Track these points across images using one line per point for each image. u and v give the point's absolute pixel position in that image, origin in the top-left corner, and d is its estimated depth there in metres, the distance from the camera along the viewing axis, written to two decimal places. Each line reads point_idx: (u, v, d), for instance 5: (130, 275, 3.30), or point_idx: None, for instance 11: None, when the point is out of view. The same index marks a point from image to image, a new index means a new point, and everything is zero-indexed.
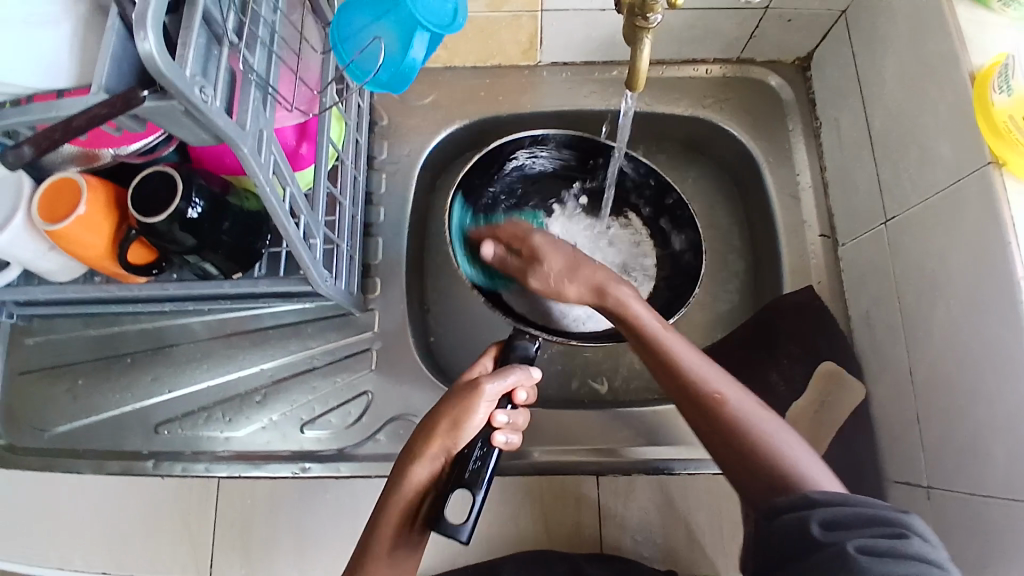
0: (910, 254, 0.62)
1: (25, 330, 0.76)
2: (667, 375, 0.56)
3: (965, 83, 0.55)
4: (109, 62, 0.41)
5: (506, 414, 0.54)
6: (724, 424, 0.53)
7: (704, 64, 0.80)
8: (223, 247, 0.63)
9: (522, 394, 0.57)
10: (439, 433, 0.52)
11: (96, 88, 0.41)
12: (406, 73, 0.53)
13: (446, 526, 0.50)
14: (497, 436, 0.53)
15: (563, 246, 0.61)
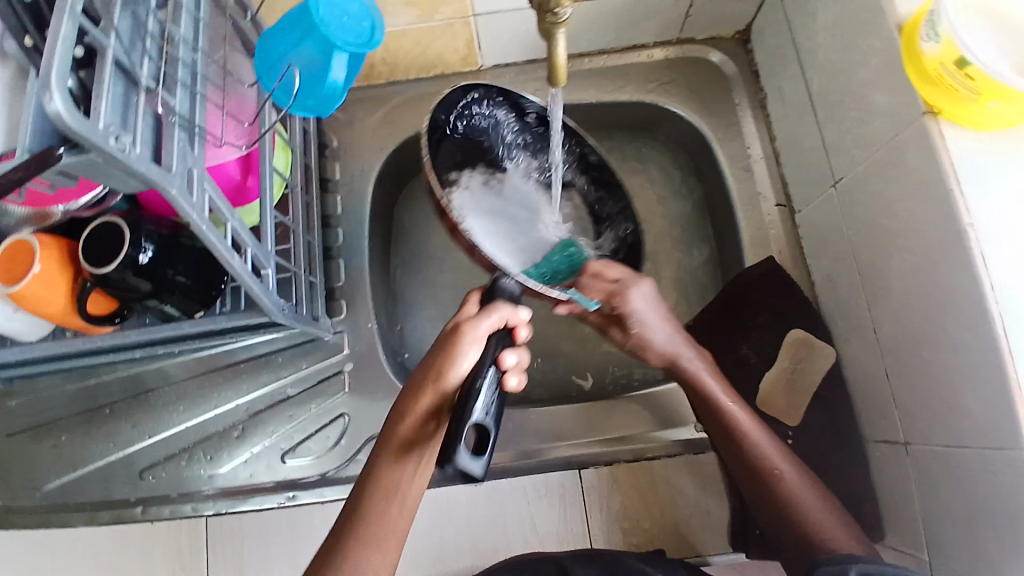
0: (862, 213, 0.62)
1: (6, 393, 0.75)
2: (734, 446, 0.61)
3: (894, 36, 0.55)
4: (31, 123, 0.42)
5: (516, 355, 0.51)
6: (785, 499, 0.57)
7: (648, 48, 0.80)
8: (180, 288, 0.64)
9: (521, 331, 0.54)
10: (427, 384, 0.52)
11: (20, 151, 0.42)
12: (331, 95, 0.53)
13: (460, 457, 0.43)
14: (510, 376, 0.50)
15: (660, 313, 0.65)
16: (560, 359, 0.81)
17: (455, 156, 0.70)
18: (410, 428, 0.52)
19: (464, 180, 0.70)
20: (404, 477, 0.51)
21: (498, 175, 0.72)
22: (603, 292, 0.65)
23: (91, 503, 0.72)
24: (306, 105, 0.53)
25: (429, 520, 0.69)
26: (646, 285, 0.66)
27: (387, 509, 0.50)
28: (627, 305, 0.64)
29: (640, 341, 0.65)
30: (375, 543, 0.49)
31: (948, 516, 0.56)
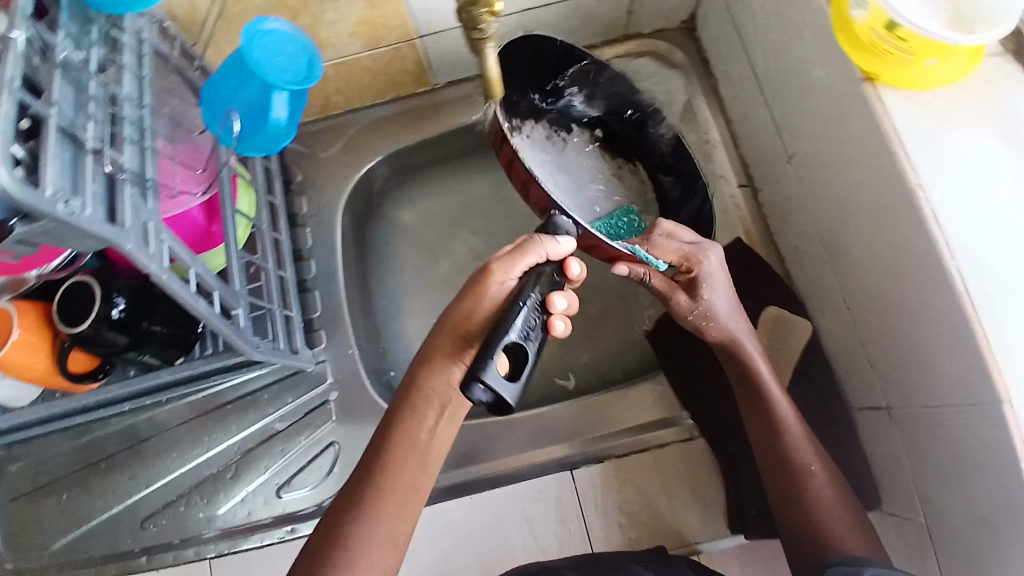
0: (818, 186, 0.62)
1: (5, 460, 0.76)
2: (770, 437, 0.57)
3: (824, 8, 0.56)
4: None
5: (565, 298, 0.48)
6: (807, 497, 0.55)
7: (595, 49, 0.80)
8: (157, 339, 0.64)
9: (574, 266, 0.52)
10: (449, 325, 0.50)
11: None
12: (277, 134, 0.55)
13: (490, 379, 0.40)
14: (558, 322, 0.47)
15: (727, 282, 0.59)
16: (546, 363, 0.82)
17: (520, 105, 0.72)
18: (434, 365, 0.51)
19: (526, 129, 0.73)
20: (427, 421, 0.51)
21: (562, 134, 0.75)
22: (676, 252, 0.59)
23: (97, 558, 0.73)
24: (250, 145, 0.54)
25: (428, 539, 0.69)
26: (718, 252, 0.59)
27: (409, 453, 0.50)
28: (700, 267, 0.58)
29: (710, 310, 0.58)
30: (396, 493, 0.50)
31: (939, 477, 0.55)
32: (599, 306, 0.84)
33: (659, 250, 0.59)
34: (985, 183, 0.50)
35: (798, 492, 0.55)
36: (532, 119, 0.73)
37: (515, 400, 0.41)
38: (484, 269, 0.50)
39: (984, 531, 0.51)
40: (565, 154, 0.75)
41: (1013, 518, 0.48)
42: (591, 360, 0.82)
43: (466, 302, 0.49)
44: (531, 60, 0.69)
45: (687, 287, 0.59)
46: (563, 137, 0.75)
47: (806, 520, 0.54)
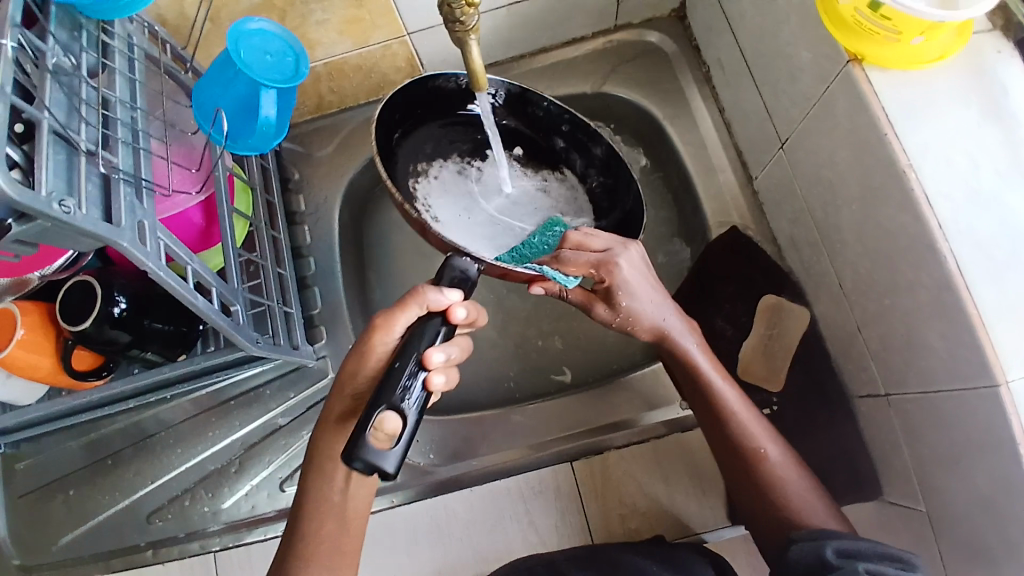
0: (809, 169, 0.62)
1: (16, 457, 0.79)
2: (719, 427, 0.57)
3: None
4: None
5: (442, 352, 0.48)
6: (764, 481, 0.55)
7: (585, 41, 0.81)
8: (158, 337, 0.66)
9: (457, 313, 0.50)
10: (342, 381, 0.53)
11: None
12: (266, 130, 0.56)
13: (366, 454, 0.43)
14: (434, 378, 0.47)
15: (646, 277, 0.57)
16: (544, 358, 0.82)
17: (423, 147, 0.70)
18: (335, 424, 0.53)
19: (434, 170, 0.70)
20: (337, 484, 0.53)
21: (476, 163, 0.72)
22: (587, 263, 0.55)
23: (105, 552, 0.75)
24: (238, 143, 0.55)
25: (427, 534, 0.70)
26: (629, 248, 0.57)
27: (328, 517, 0.52)
28: (614, 274, 0.55)
29: (631, 313, 0.57)
30: (325, 553, 0.52)
31: (939, 462, 0.54)
32: None
33: (568, 267, 0.56)
34: (973, 159, 0.49)
35: (757, 477, 0.55)
36: (439, 159, 0.70)
37: (395, 467, 0.44)
38: (369, 326, 0.52)
39: (985, 514, 0.50)
40: (481, 182, 0.71)
41: (1013, 498, 0.47)
42: (589, 353, 0.82)
43: (355, 359, 0.52)
44: (416, 106, 0.68)
45: (607, 296, 0.57)
46: (475, 167, 0.72)
47: (768, 503, 0.54)
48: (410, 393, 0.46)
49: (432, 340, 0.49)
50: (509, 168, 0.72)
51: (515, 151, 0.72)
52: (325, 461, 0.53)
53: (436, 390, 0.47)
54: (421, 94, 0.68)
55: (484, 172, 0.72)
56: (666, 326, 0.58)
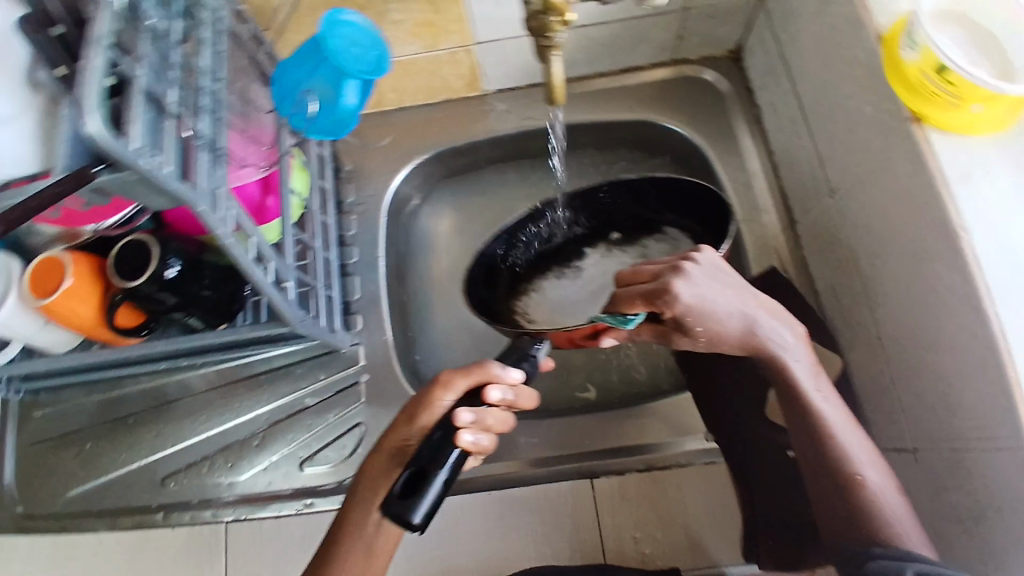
0: (859, 221, 0.64)
1: (33, 405, 0.82)
2: (815, 447, 0.56)
3: (874, 46, 0.58)
4: (65, 144, 0.47)
5: (470, 413, 0.51)
6: (858, 504, 0.53)
7: (643, 70, 0.83)
8: (205, 304, 0.67)
9: (495, 392, 0.53)
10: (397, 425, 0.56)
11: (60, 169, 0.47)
12: (344, 118, 0.57)
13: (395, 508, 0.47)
14: (460, 436, 0.49)
15: (721, 296, 0.54)
16: (568, 374, 0.83)
17: (524, 268, 0.77)
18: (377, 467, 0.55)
19: (540, 284, 0.76)
20: (372, 516, 0.53)
21: (573, 265, 0.77)
22: (643, 296, 0.54)
23: (113, 509, 0.76)
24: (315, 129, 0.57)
25: (439, 531, 0.70)
26: (689, 268, 0.55)
27: (356, 547, 0.52)
28: (673, 303, 0.53)
29: (712, 334, 0.55)
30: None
31: (958, 520, 0.55)
32: None
33: (622, 305, 0.55)
34: None
35: (840, 501, 0.54)
36: (541, 275, 0.77)
37: (420, 520, 0.47)
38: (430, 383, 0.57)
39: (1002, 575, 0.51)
40: (589, 278, 0.76)
41: None
42: (613, 375, 0.82)
43: (409, 410, 0.56)
44: (507, 245, 0.74)
45: (676, 324, 0.55)
46: (575, 266, 0.77)
47: (850, 527, 0.53)
48: (440, 456, 0.49)
49: (470, 406, 0.52)
50: (607, 256, 0.77)
51: (611, 237, 0.77)
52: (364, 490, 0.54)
53: (469, 451, 0.50)
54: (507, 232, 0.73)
55: (586, 266, 0.77)
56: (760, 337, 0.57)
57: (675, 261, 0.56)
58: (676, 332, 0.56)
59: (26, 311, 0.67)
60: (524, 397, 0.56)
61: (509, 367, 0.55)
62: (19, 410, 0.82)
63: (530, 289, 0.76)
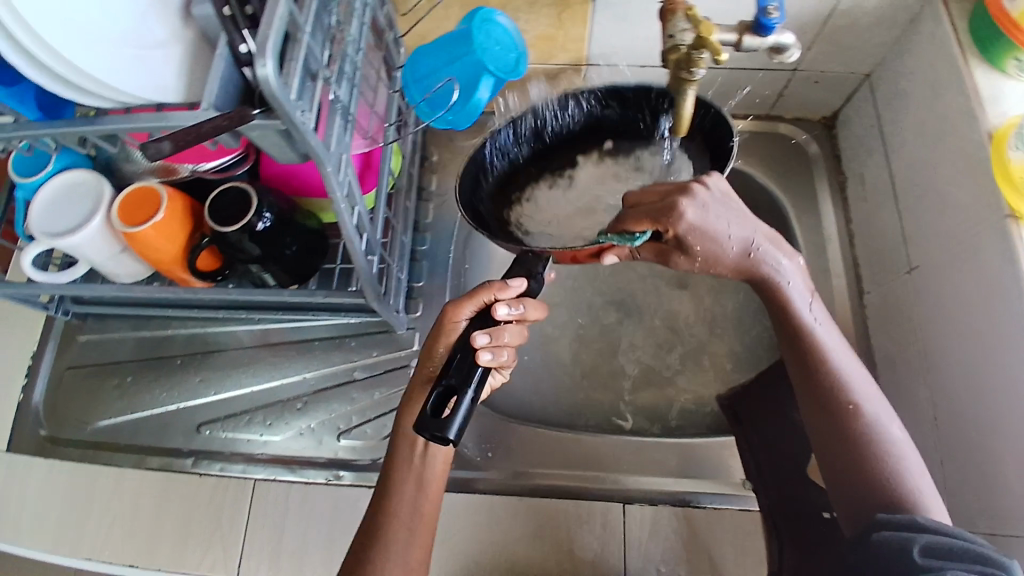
0: (934, 300, 0.66)
1: (77, 329, 0.82)
2: (815, 386, 0.57)
3: (982, 140, 0.60)
4: (217, 83, 0.46)
5: (485, 334, 0.52)
6: (858, 446, 0.54)
7: (734, 118, 0.85)
8: (284, 260, 0.69)
9: (501, 308, 0.54)
10: (428, 348, 0.58)
11: (205, 105, 0.45)
12: (472, 110, 0.59)
13: (430, 426, 0.48)
14: (480, 357, 0.51)
15: (725, 219, 0.53)
16: (609, 396, 0.83)
17: (513, 175, 0.69)
18: (418, 390, 0.58)
19: (527, 193, 0.69)
20: (420, 446, 0.56)
21: (566, 173, 0.70)
22: (648, 216, 0.52)
23: (146, 448, 0.76)
24: (447, 118, 0.59)
25: (465, 527, 0.70)
26: (699, 191, 0.52)
27: (408, 478, 0.56)
28: (677, 222, 0.51)
29: (712, 255, 0.54)
30: (404, 516, 0.55)
31: None
32: (675, 353, 0.85)
33: (628, 224, 0.53)
34: None
35: (847, 466, 0.54)
36: (533, 184, 0.69)
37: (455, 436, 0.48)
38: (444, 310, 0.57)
39: None
40: (581, 187, 0.69)
41: None
42: (654, 406, 0.83)
43: (434, 335, 0.58)
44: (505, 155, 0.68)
45: (677, 244, 0.54)
46: (568, 176, 0.70)
47: (853, 479, 0.54)
48: (466, 372, 0.51)
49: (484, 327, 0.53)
50: (599, 164, 0.69)
51: (606, 145, 0.70)
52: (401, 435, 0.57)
53: (492, 367, 0.52)
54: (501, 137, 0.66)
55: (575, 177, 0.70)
56: (760, 259, 0.56)
57: (681, 182, 0.53)
58: (675, 253, 0.55)
59: (107, 235, 0.67)
60: (530, 309, 0.56)
61: (514, 279, 0.56)
62: (60, 330, 0.82)
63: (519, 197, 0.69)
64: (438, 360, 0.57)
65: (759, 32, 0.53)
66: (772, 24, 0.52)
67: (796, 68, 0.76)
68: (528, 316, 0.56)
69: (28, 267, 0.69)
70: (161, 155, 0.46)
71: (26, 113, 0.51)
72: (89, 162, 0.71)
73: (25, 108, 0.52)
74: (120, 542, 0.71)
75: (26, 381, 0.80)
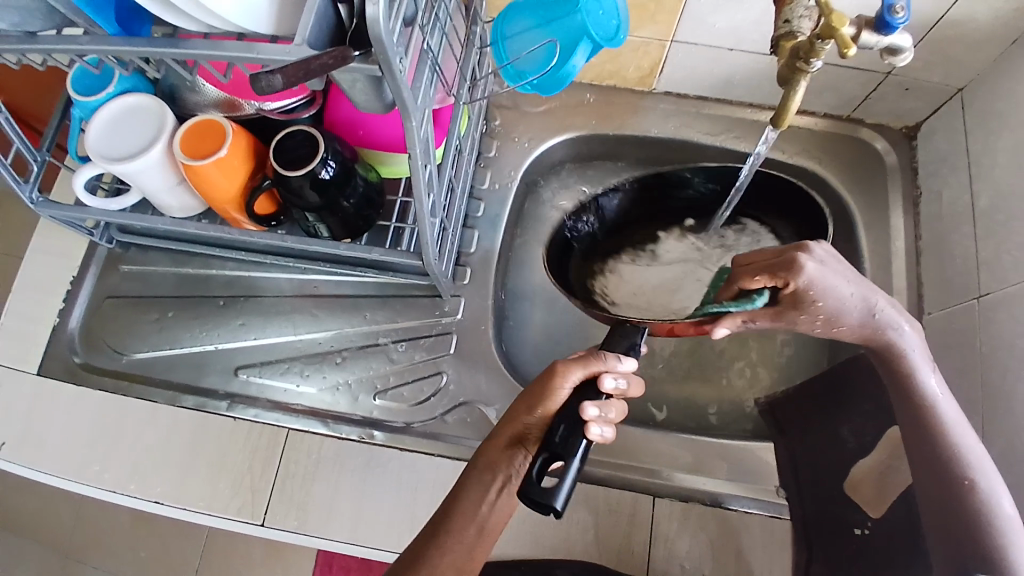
0: (1002, 330, 0.64)
1: (119, 258, 0.81)
2: (926, 440, 0.56)
3: None
4: (313, 17, 0.42)
5: (596, 406, 0.51)
6: (955, 500, 0.53)
7: (813, 117, 0.83)
8: (341, 211, 0.68)
9: (609, 381, 0.53)
10: (520, 409, 0.56)
11: (299, 41, 0.42)
12: (561, 79, 0.56)
13: (539, 495, 0.48)
14: (589, 430, 0.51)
15: (842, 278, 0.56)
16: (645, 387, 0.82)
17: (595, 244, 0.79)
18: (502, 444, 0.56)
19: (612, 266, 0.78)
20: (489, 496, 0.55)
21: (647, 248, 0.79)
22: (765, 272, 0.57)
23: (179, 385, 0.76)
24: (534, 82, 0.57)
25: None
26: (814, 248, 0.57)
27: (467, 524, 0.54)
28: (797, 274, 0.55)
29: (835, 315, 0.57)
30: (454, 551, 0.53)
31: None
32: (719, 350, 0.84)
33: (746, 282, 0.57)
34: None
35: (944, 515, 0.53)
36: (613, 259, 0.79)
37: (561, 505, 0.48)
38: (549, 370, 0.56)
39: None
40: (665, 258, 0.78)
41: None
42: (687, 400, 0.82)
43: (532, 394, 0.56)
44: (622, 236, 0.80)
45: (796, 301, 0.56)
46: (651, 250, 0.79)
47: (954, 537, 0.52)
48: (572, 444, 0.51)
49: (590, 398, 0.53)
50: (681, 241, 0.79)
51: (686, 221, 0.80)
52: (486, 473, 0.56)
53: (597, 442, 0.52)
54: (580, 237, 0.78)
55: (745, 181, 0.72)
56: (883, 322, 0.58)
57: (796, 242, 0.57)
58: (793, 310, 0.57)
59: (166, 165, 0.65)
60: (632, 386, 0.56)
61: (622, 355, 0.57)
62: (103, 256, 0.81)
63: (602, 269, 0.79)
64: (534, 423, 0.56)
65: (879, 29, 0.49)
66: (896, 24, 0.49)
67: (890, 72, 0.73)
68: (629, 394, 0.55)
69: (79, 189, 0.67)
70: (267, 90, 0.42)
71: (107, 29, 0.49)
72: (150, 87, 0.69)
73: (103, 20, 0.49)
74: (148, 474, 0.71)
75: (63, 305, 0.79)
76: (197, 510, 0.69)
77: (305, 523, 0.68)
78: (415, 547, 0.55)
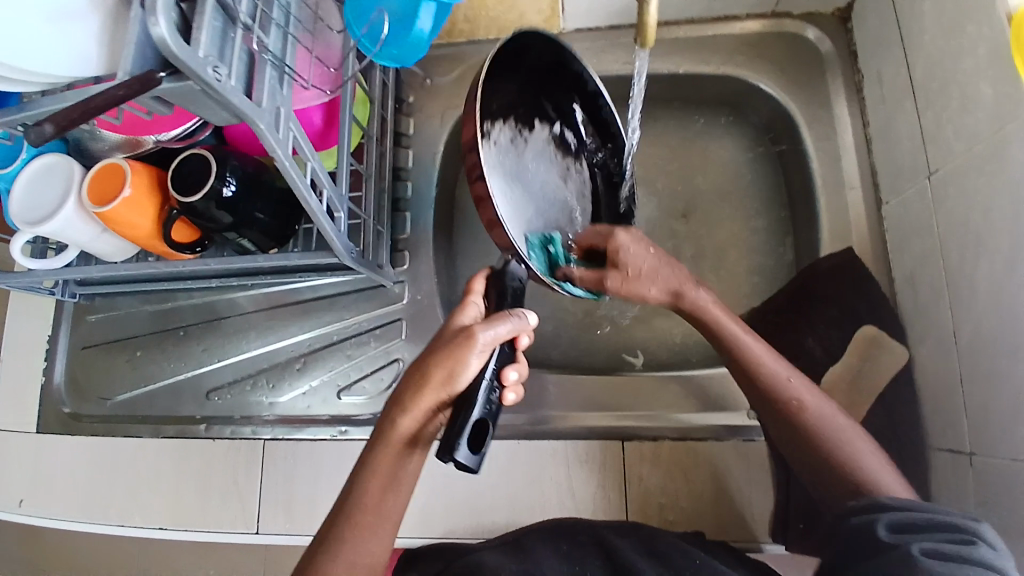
0: (953, 207, 0.58)
1: (86, 308, 0.84)
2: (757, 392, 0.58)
3: (1002, 23, 0.51)
4: (131, 47, 0.41)
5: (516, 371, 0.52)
6: (805, 433, 0.56)
7: (737, 21, 0.77)
8: (257, 223, 0.68)
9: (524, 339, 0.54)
10: (433, 382, 0.50)
11: (122, 74, 0.42)
12: (417, 43, 0.58)
13: (458, 451, 0.46)
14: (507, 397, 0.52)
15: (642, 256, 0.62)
16: (611, 335, 0.80)
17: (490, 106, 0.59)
18: (415, 412, 0.51)
19: (495, 133, 0.60)
20: (407, 461, 0.52)
21: (523, 132, 0.64)
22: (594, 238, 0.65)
23: (160, 418, 0.79)
24: (392, 54, 0.59)
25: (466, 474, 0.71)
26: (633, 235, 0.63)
27: (376, 486, 0.50)
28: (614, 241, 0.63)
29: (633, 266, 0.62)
30: (368, 522, 0.49)
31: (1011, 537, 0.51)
32: None
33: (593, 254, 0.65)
34: None
35: (807, 453, 0.55)
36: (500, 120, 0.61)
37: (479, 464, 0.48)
38: (468, 336, 0.50)
39: None
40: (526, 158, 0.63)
41: None
42: (656, 338, 0.80)
43: (444, 357, 0.51)
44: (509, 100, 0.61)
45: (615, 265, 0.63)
46: (524, 137, 0.64)
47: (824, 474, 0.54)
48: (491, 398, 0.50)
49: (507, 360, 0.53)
50: (546, 147, 0.66)
51: (554, 128, 0.67)
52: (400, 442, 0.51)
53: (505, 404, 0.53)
54: (495, 81, 0.59)
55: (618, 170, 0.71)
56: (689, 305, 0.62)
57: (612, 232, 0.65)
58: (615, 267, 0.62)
59: (84, 216, 0.67)
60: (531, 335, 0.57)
61: (526, 312, 0.54)
62: (71, 310, 0.85)
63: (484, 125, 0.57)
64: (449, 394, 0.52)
65: None
66: None
67: None
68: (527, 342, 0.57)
69: (20, 256, 0.70)
70: (45, 140, 0.42)
71: None
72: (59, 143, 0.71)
73: None
74: (148, 504, 0.75)
75: (46, 363, 0.83)
76: (196, 529, 0.74)
77: (294, 524, 0.72)
78: (327, 525, 0.50)
